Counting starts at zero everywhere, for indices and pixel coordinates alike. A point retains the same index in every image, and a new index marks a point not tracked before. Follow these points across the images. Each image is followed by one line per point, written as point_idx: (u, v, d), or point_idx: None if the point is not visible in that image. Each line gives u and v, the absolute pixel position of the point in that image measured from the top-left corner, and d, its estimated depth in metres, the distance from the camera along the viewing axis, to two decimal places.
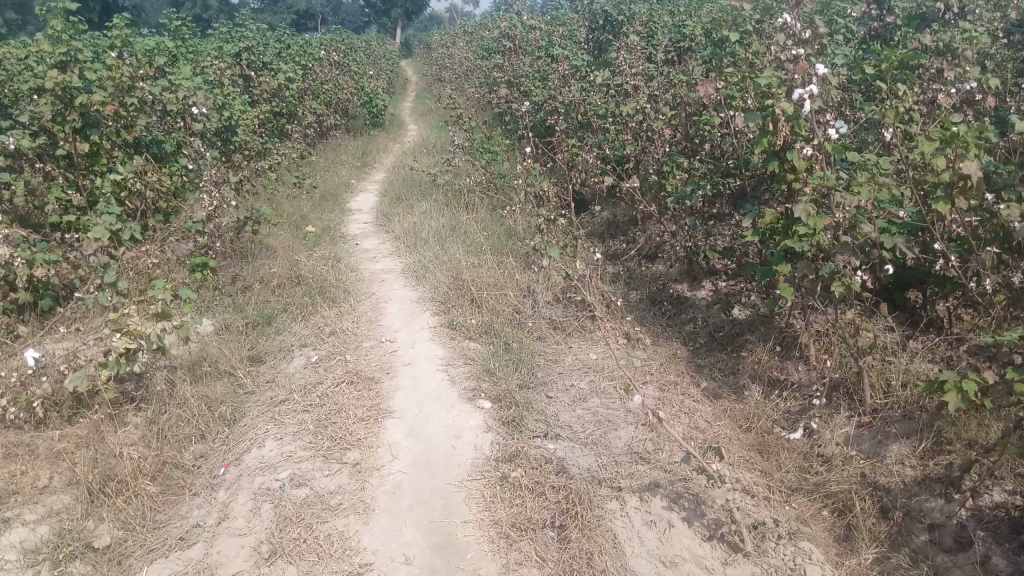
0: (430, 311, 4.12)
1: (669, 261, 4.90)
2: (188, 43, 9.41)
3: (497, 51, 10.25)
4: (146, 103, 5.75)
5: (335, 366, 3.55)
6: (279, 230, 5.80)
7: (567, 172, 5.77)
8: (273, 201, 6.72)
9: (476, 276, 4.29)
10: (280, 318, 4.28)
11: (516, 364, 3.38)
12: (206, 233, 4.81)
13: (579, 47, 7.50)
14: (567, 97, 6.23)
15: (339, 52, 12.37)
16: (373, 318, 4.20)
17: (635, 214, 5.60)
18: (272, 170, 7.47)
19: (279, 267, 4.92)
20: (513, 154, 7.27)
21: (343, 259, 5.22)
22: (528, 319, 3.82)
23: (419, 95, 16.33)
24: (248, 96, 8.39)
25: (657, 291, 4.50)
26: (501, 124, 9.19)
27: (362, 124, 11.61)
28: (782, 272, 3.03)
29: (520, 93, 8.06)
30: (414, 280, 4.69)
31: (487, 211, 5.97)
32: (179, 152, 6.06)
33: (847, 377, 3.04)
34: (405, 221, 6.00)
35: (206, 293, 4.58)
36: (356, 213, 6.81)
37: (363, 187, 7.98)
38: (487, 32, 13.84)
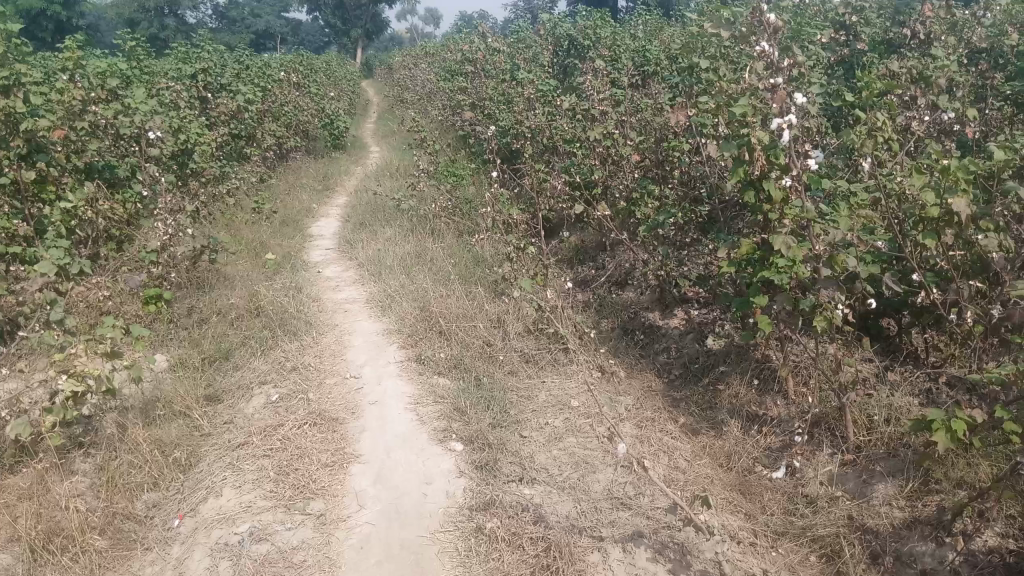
0: (396, 344, 3.99)
1: (639, 288, 4.83)
2: (143, 64, 9.18)
3: (461, 73, 10.19)
4: (98, 127, 5.55)
5: (297, 406, 3.40)
6: (237, 259, 5.61)
7: (535, 197, 5.69)
8: (232, 228, 6.53)
9: (444, 307, 4.17)
10: (239, 353, 4.10)
11: (487, 402, 3.26)
12: (161, 263, 4.62)
13: (544, 70, 7.45)
14: (533, 121, 6.16)
15: (299, 73, 12.20)
16: (337, 352, 4.04)
17: (603, 240, 5.54)
18: (230, 194, 7.28)
19: (238, 298, 4.74)
20: (478, 178, 7.18)
21: (305, 289, 5.06)
22: (498, 352, 3.70)
23: (381, 117, 16.19)
24: (205, 118, 8.19)
25: (629, 320, 4.42)
26: (465, 147, 9.11)
27: (323, 147, 11.44)
28: (761, 305, 2.96)
29: (485, 117, 7.98)
30: (379, 311, 4.55)
31: (453, 237, 5.85)
32: (133, 178, 5.85)
33: (828, 412, 2.98)
34: (368, 248, 5.85)
35: (160, 328, 4.38)
36: (317, 240, 6.65)
37: (325, 211, 7.82)
38: (449, 53, 13.79)
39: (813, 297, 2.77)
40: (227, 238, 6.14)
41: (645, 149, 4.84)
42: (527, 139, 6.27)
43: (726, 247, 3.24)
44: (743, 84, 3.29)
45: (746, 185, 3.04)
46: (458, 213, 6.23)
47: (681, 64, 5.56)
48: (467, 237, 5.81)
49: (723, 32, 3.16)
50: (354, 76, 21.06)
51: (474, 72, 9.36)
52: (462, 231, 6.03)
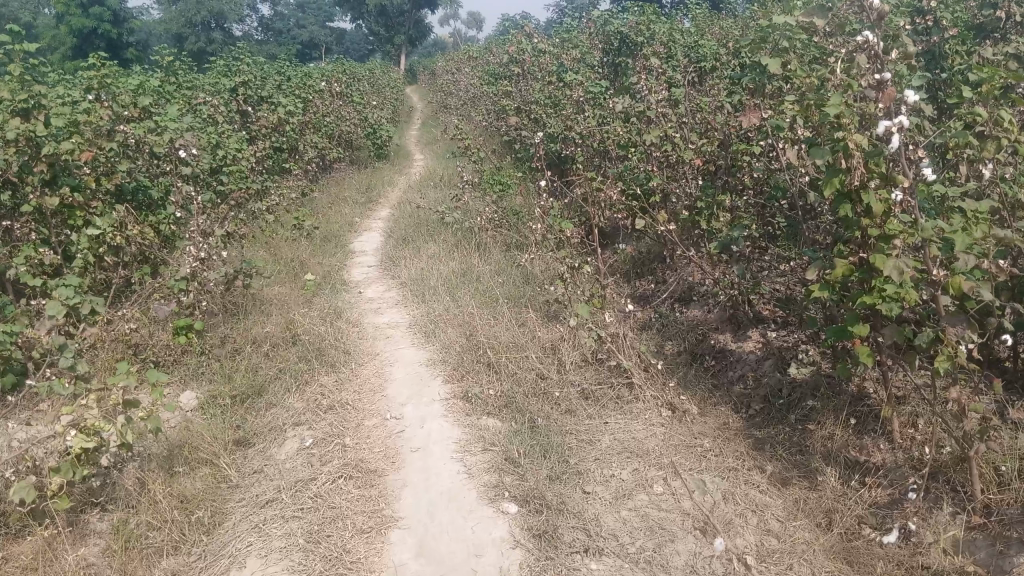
0: (441, 376, 3.63)
1: (706, 305, 4.41)
2: (182, 79, 9.03)
3: (505, 76, 9.86)
4: (128, 147, 5.35)
5: (333, 453, 3.06)
6: (275, 281, 5.33)
7: (587, 206, 5.30)
8: (271, 246, 6.28)
9: (492, 335, 3.80)
10: (272, 388, 3.79)
11: (544, 449, 2.87)
12: (191, 291, 4.36)
13: (593, 71, 7.08)
14: (584, 126, 5.79)
15: (341, 82, 11.99)
16: (377, 386, 3.70)
17: (663, 252, 5.14)
18: (270, 211, 7.04)
19: (273, 326, 4.44)
20: (525, 186, 6.82)
21: (344, 313, 4.74)
22: (553, 387, 3.31)
23: (425, 124, 15.94)
24: (245, 133, 7.99)
25: (698, 344, 4.01)
26: (511, 153, 8.77)
27: (367, 156, 11.20)
28: (861, 335, 2.56)
29: (531, 122, 7.64)
30: (423, 337, 4.20)
31: (500, 252, 5.49)
32: (166, 198, 5.64)
33: (945, 462, 2.54)
34: (411, 267, 5.53)
35: (191, 361, 4.11)
36: (359, 256, 6.34)
37: (367, 224, 7.55)
38: (492, 57, 13.48)
39: (930, 329, 2.35)
40: (265, 259, 5.87)
41: (708, 153, 4.43)
42: (578, 144, 5.90)
43: (816, 268, 2.82)
44: (830, 79, 2.87)
45: (838, 196, 2.64)
46: (505, 226, 5.88)
47: (743, 58, 5.14)
48: (515, 252, 5.45)
49: (808, 19, 2.75)
50: (398, 83, 20.90)
51: (519, 74, 9.03)
52: (510, 245, 5.67)
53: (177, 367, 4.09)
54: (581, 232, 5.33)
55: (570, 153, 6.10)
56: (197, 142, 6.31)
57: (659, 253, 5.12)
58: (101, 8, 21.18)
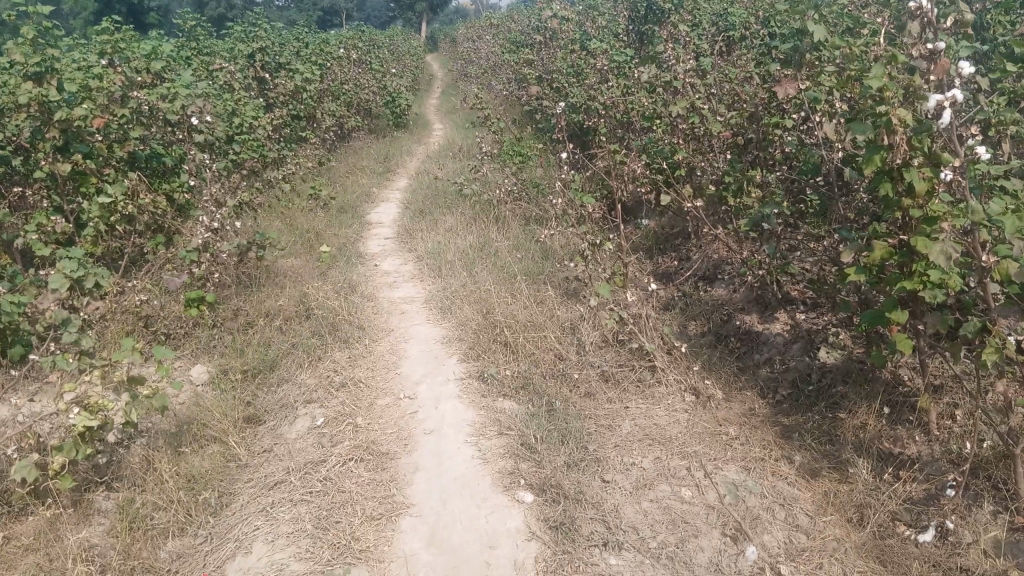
0: (456, 355, 3.52)
1: (731, 285, 4.27)
2: (199, 45, 8.90)
3: (527, 44, 9.66)
4: (142, 114, 5.26)
5: (344, 434, 2.97)
6: (289, 253, 5.23)
7: (610, 180, 5.15)
8: (286, 217, 6.18)
9: (509, 313, 3.69)
10: (284, 364, 3.70)
11: (562, 434, 2.77)
12: (203, 263, 4.27)
13: (617, 39, 6.88)
14: (608, 96, 5.61)
15: (360, 49, 11.81)
16: (391, 363, 3.60)
17: (687, 228, 4.99)
18: (286, 180, 6.93)
19: (286, 299, 4.35)
20: (546, 159, 6.68)
21: (359, 287, 4.64)
22: (572, 368, 3.20)
23: (444, 93, 15.74)
24: (262, 100, 7.87)
25: (722, 325, 3.88)
26: (532, 124, 8.60)
27: (385, 125, 11.06)
28: (897, 320, 2.44)
29: (552, 92, 7.46)
30: (439, 313, 4.09)
31: (519, 226, 5.36)
32: (181, 167, 5.54)
33: (987, 459, 2.40)
34: (428, 240, 5.42)
35: (203, 334, 4.03)
36: (375, 228, 6.23)
37: (384, 195, 7.43)
38: (514, 25, 13.24)
39: (977, 318, 2.20)
40: (280, 229, 5.77)
41: (737, 125, 4.27)
42: (601, 115, 5.73)
43: (853, 249, 2.68)
44: (872, 49, 2.71)
45: (880, 173, 2.49)
46: (524, 199, 5.74)
47: (775, 27, 4.94)
48: (535, 226, 5.31)
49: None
50: (418, 51, 20.65)
51: (542, 42, 8.83)
52: (529, 219, 5.54)
53: (188, 340, 4.01)
54: (602, 206, 5.18)
55: (592, 124, 5.94)
56: (212, 109, 6.20)
57: (682, 229, 4.97)
58: None
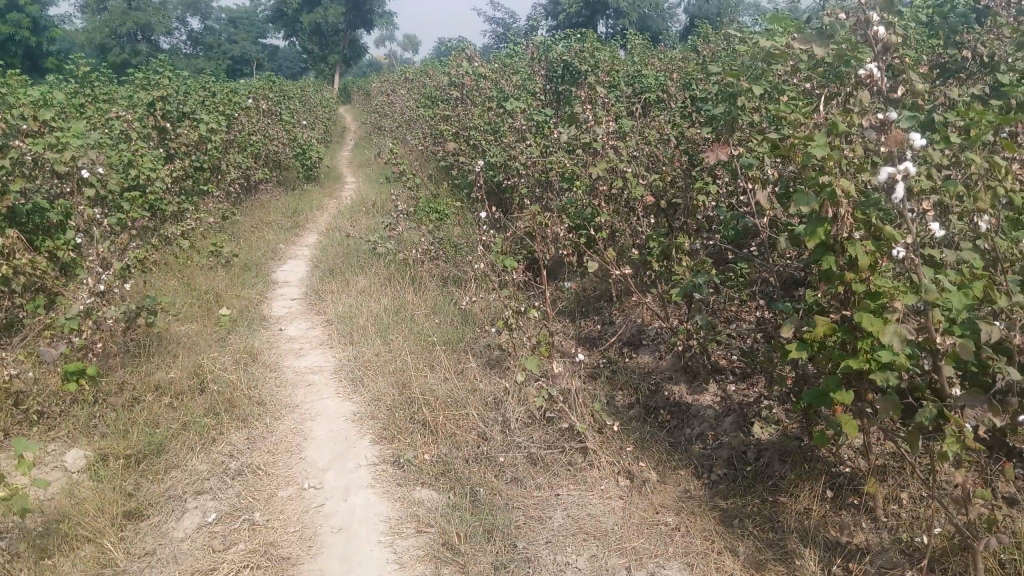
0: (368, 435, 3.22)
1: (657, 351, 4.12)
2: (95, 92, 8.41)
3: (443, 100, 9.56)
4: (24, 164, 4.81)
5: (239, 535, 2.61)
6: (185, 317, 4.82)
7: (530, 240, 4.98)
8: (184, 275, 5.76)
9: (427, 387, 3.41)
10: (173, 447, 3.31)
11: (488, 530, 2.49)
12: (85, 331, 3.85)
13: (535, 97, 6.82)
14: (528, 155, 5.49)
15: (270, 100, 11.48)
16: (295, 446, 3.27)
17: (609, 291, 4.84)
18: (186, 236, 6.51)
19: (179, 371, 3.95)
20: (463, 216, 6.49)
21: (262, 356, 4.28)
22: (496, 450, 2.94)
23: (357, 146, 15.49)
24: (162, 151, 7.44)
25: (650, 395, 3.70)
26: (447, 180, 8.44)
27: (295, 178, 10.69)
28: (842, 401, 2.33)
29: (469, 148, 7.32)
30: (349, 386, 3.78)
31: (435, 288, 5.10)
32: (67, 222, 5.09)
33: (940, 551, 2.26)
34: (339, 302, 5.10)
35: (81, 412, 3.60)
36: (281, 288, 5.87)
37: (292, 252, 7.07)
38: (429, 80, 13.19)
39: (932, 404, 2.09)
40: (177, 290, 5.35)
41: (661, 189, 4.18)
42: (520, 174, 5.59)
43: (793, 324, 2.55)
44: (808, 117, 2.63)
45: (821, 247, 2.38)
46: (441, 259, 5.51)
47: (695, 90, 4.94)
48: (452, 288, 5.07)
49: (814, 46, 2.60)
50: (330, 103, 20.41)
51: (458, 98, 8.73)
52: (447, 280, 5.30)
53: (65, 419, 3.57)
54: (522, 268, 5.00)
55: (511, 183, 5.80)
56: (105, 160, 5.78)
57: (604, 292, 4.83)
58: (18, 14, 20.14)
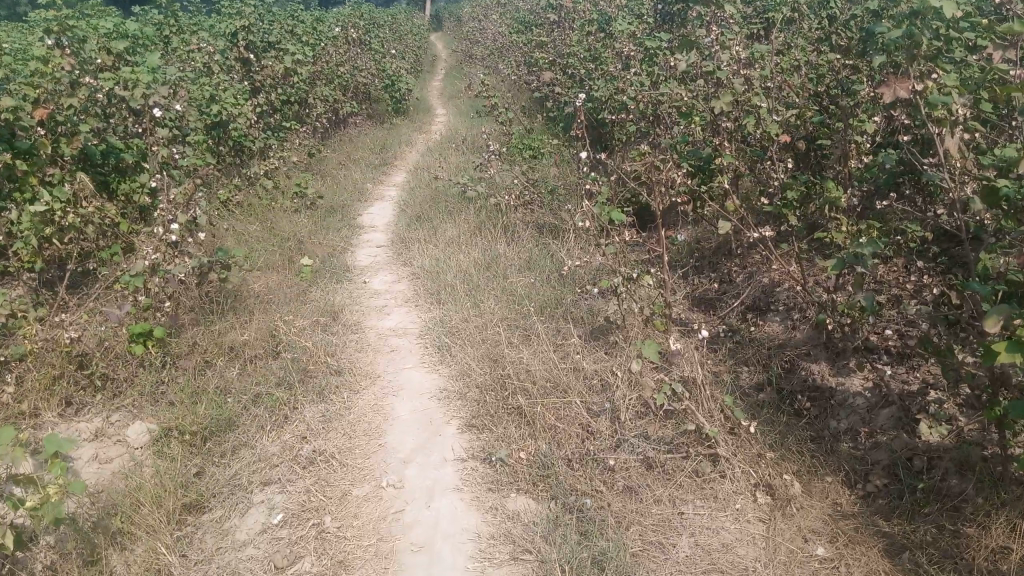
0: (455, 422, 2.80)
1: (788, 321, 3.57)
2: (178, 22, 8.05)
3: (539, 24, 8.92)
4: (95, 104, 4.50)
5: (309, 546, 2.26)
6: (264, 268, 4.50)
7: (638, 186, 4.42)
8: (266, 219, 5.46)
9: (521, 364, 2.95)
10: (243, 424, 2.98)
11: (597, 562, 2.05)
12: (153, 290, 3.54)
13: (642, 20, 6.10)
14: (638, 88, 4.86)
15: (359, 28, 10.98)
16: (374, 428, 2.88)
17: (727, 244, 4.27)
18: (269, 176, 6.19)
19: (253, 333, 3.62)
20: (560, 154, 5.96)
21: (342, 315, 3.92)
22: (604, 449, 2.48)
23: (448, 76, 14.93)
24: (245, 84, 7.11)
25: (784, 376, 3.18)
26: (543, 113, 7.86)
27: (384, 110, 10.30)
28: None
29: (567, 78, 6.70)
30: (435, 356, 3.37)
31: (531, 239, 4.63)
32: (141, 165, 4.80)
33: None
34: (426, 253, 4.69)
35: (148, 378, 3.32)
36: (367, 234, 5.49)
37: (378, 192, 6.70)
38: (523, 4, 12.42)
39: None
40: (257, 236, 5.04)
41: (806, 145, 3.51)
42: (627, 109, 4.99)
43: (1003, 316, 1.96)
44: None
45: None
46: (537, 205, 5.00)
47: (837, 9, 4.19)
48: (549, 239, 4.59)
49: None
50: (421, 31, 19.84)
51: (554, 23, 8.08)
52: (543, 229, 4.81)
53: (131, 386, 3.30)
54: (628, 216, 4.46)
55: (616, 118, 5.19)
56: (183, 96, 5.43)
57: (722, 246, 4.26)
58: None
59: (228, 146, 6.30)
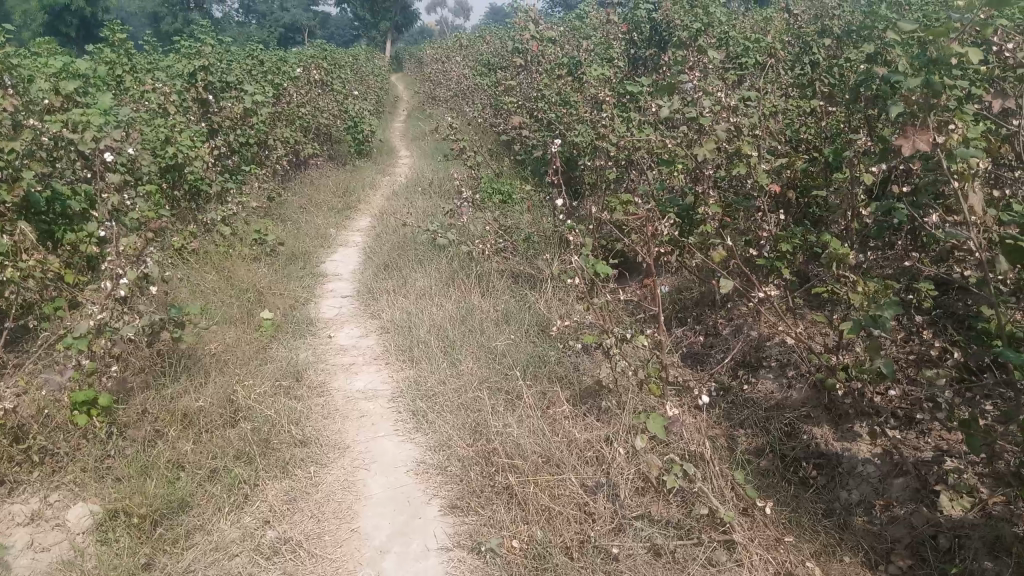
0: (437, 502, 2.54)
1: (783, 378, 3.39)
2: (132, 61, 7.75)
3: (505, 67, 8.82)
4: (39, 148, 4.19)
5: None
6: (221, 322, 4.21)
7: (619, 234, 4.25)
8: (224, 268, 5.16)
9: (508, 434, 2.71)
10: (198, 504, 2.68)
11: None
12: (98, 352, 3.22)
13: (614, 64, 6.00)
14: (615, 133, 4.71)
15: (321, 69, 10.79)
16: (346, 508, 2.61)
17: (712, 295, 4.10)
18: (227, 222, 5.90)
19: (209, 398, 3.33)
20: (532, 199, 5.79)
21: (307, 376, 3.64)
22: (606, 536, 2.24)
23: (410, 117, 14.79)
24: (203, 125, 6.83)
25: (786, 441, 2.98)
26: (510, 157, 7.71)
27: (345, 152, 10.07)
28: None
29: (536, 122, 6.57)
30: (410, 423, 3.11)
31: (507, 290, 4.41)
32: (90, 213, 4.49)
33: None
34: (395, 305, 4.45)
35: (93, 451, 3.00)
36: (331, 283, 5.23)
37: (342, 238, 6.45)
38: (486, 47, 12.38)
39: None
40: (215, 286, 4.75)
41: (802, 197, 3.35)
42: (603, 154, 4.84)
43: None
44: None
45: None
46: (510, 252, 4.80)
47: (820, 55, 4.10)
48: (525, 290, 4.38)
49: None
50: (382, 72, 19.75)
51: (521, 66, 7.98)
52: (518, 279, 4.60)
53: (74, 459, 2.98)
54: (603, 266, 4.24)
55: (591, 164, 5.04)
56: (137, 139, 5.14)
57: (706, 296, 4.09)
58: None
59: (184, 190, 6.00)
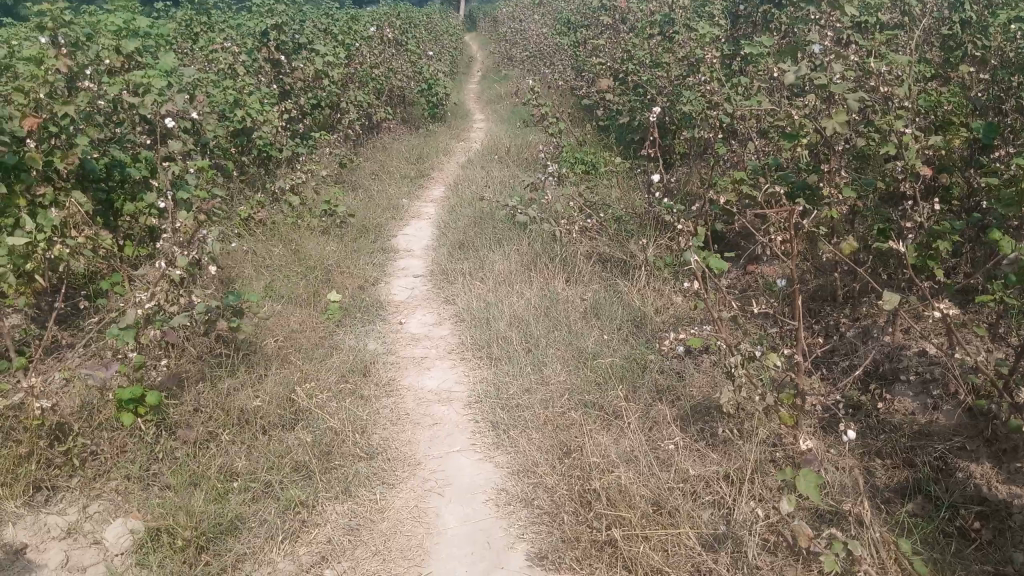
0: (522, 549, 2.19)
1: (925, 396, 2.86)
2: (205, 19, 7.45)
3: (589, 26, 8.26)
4: (98, 112, 3.88)
5: None
6: (284, 304, 3.87)
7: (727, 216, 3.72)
8: (290, 240, 4.83)
9: (606, 472, 2.30)
10: (250, 529, 2.33)
11: None
12: (147, 343, 2.89)
13: (716, 21, 5.38)
14: (724, 101, 4.16)
15: (395, 28, 10.36)
16: (417, 545, 2.25)
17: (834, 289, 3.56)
18: (296, 190, 5.57)
19: (267, 395, 2.99)
20: (621, 171, 5.29)
21: (375, 371, 3.28)
22: None
23: (485, 78, 14.29)
24: (274, 87, 6.50)
25: (939, 483, 2.48)
26: (593, 122, 7.19)
27: (419, 115, 9.66)
28: None
29: (624, 86, 6.03)
30: (489, 438, 2.73)
31: (596, 277, 3.96)
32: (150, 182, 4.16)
33: None
34: (472, 291, 4.05)
35: (139, 456, 2.68)
36: (402, 260, 4.87)
37: (414, 209, 6.07)
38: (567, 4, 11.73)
39: None
40: (281, 261, 4.42)
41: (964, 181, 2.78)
42: (708, 125, 4.30)
43: None
44: None
45: None
46: (599, 232, 4.32)
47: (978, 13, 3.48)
48: (617, 277, 3.91)
49: None
50: (457, 31, 19.23)
51: (608, 25, 7.41)
52: (607, 264, 4.13)
53: (117, 465, 2.67)
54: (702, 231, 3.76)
55: (692, 135, 4.49)
56: (202, 102, 4.81)
57: (824, 290, 3.55)
58: None
59: (252, 156, 5.68)
